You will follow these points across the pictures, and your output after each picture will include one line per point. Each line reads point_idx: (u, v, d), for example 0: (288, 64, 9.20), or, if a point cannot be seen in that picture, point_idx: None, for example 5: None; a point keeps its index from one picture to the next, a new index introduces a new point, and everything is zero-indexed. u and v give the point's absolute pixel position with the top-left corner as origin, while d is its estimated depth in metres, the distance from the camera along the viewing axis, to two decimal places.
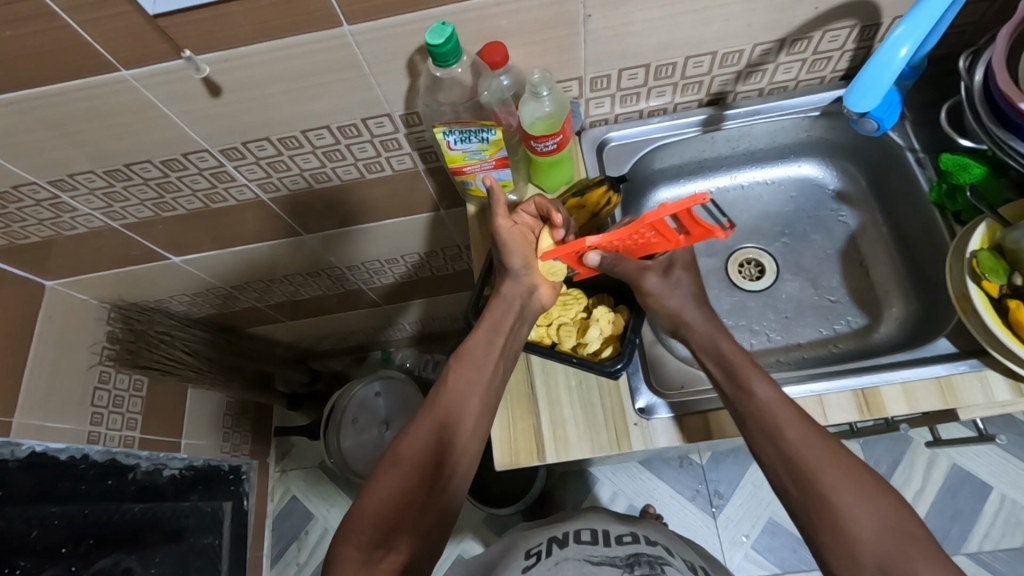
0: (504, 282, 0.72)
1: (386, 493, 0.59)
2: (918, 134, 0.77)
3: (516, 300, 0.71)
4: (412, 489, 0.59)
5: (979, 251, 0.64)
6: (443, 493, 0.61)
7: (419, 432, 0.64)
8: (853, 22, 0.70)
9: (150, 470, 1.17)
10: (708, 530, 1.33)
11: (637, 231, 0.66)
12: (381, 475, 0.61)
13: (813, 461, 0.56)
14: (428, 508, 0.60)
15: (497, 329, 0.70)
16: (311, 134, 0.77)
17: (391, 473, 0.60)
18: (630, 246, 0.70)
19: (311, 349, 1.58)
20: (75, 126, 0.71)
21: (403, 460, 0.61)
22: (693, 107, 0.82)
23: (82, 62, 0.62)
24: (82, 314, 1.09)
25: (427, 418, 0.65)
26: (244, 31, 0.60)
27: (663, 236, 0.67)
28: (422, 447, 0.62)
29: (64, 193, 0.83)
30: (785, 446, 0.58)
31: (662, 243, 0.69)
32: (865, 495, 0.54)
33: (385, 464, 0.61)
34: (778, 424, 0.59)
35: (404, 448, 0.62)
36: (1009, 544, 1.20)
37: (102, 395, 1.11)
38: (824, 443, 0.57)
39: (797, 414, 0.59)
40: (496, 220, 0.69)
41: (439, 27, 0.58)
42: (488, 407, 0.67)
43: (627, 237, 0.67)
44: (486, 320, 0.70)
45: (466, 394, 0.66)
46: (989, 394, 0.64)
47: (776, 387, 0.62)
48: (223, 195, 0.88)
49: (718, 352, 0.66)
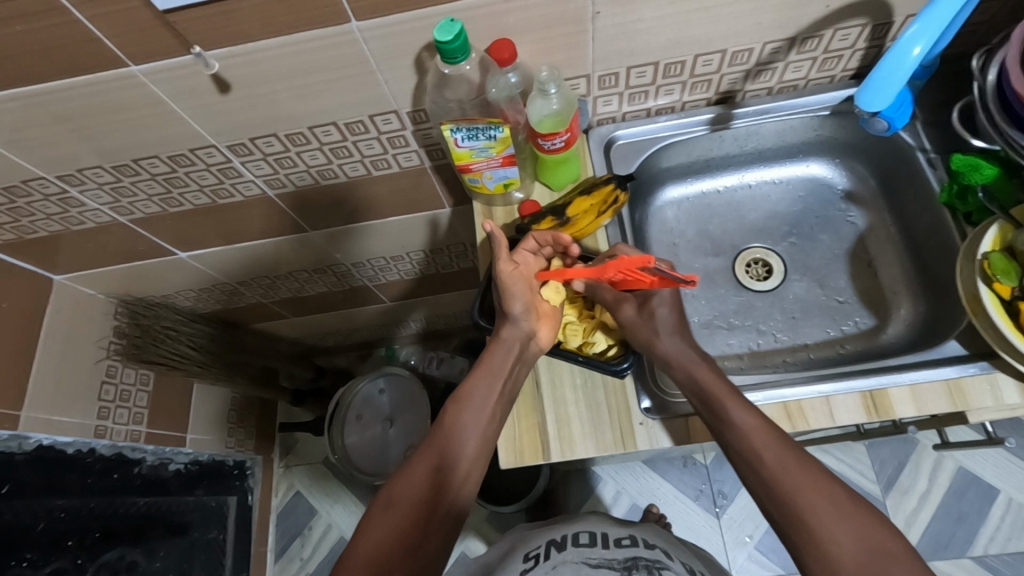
0: (503, 326, 0.71)
1: (378, 536, 0.58)
2: (929, 133, 0.76)
3: (516, 343, 0.70)
4: (404, 533, 0.58)
5: (990, 252, 0.63)
6: (434, 537, 0.59)
7: (415, 472, 0.63)
8: (865, 21, 0.69)
9: (156, 464, 1.18)
10: (711, 530, 1.33)
11: (608, 271, 0.71)
12: (375, 518, 0.60)
13: (791, 483, 0.56)
14: (419, 554, 0.58)
15: (496, 372, 0.69)
16: (318, 130, 0.77)
17: (384, 517, 0.59)
18: (613, 282, 0.74)
19: (317, 345, 1.59)
20: (83, 122, 0.71)
21: (395, 503, 0.60)
22: (702, 105, 0.82)
23: (90, 57, 0.62)
24: (90, 309, 1.10)
25: (423, 461, 0.64)
26: (251, 26, 0.60)
27: (636, 278, 0.70)
28: (415, 490, 0.61)
29: (73, 188, 0.83)
30: (763, 470, 0.58)
31: (640, 283, 0.72)
32: (841, 515, 0.53)
33: (377, 507, 0.60)
34: (753, 447, 0.59)
35: (397, 491, 0.61)
36: (1015, 548, 1.19)
37: (109, 389, 1.11)
38: (801, 466, 0.57)
39: (776, 441, 0.59)
40: (497, 264, 0.70)
41: (448, 24, 0.58)
42: (487, 450, 0.67)
43: (604, 274, 0.72)
44: (488, 363, 0.70)
45: (463, 437, 0.66)
46: (999, 397, 0.63)
47: (752, 410, 0.61)
48: (230, 191, 0.88)
49: (695, 380, 0.65)
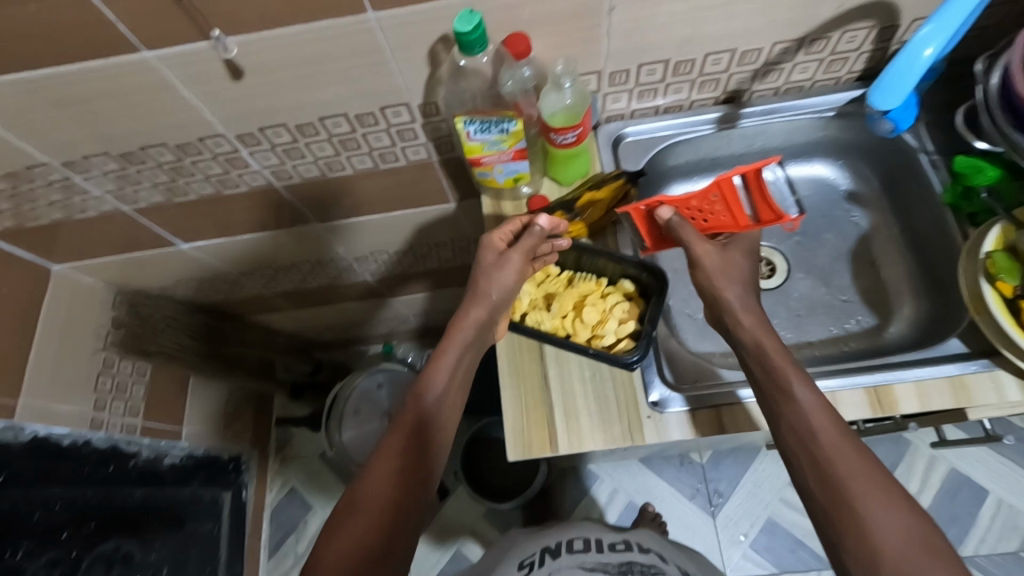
0: (468, 308, 0.70)
1: (347, 541, 0.56)
2: (932, 136, 0.77)
3: (474, 331, 0.70)
4: (372, 536, 0.57)
5: (993, 252, 0.64)
6: (403, 534, 0.58)
7: (382, 467, 0.61)
8: (872, 23, 0.70)
9: (151, 458, 1.17)
10: (707, 528, 1.34)
11: (709, 192, 0.76)
12: (340, 524, 0.58)
13: (838, 459, 0.55)
14: (389, 553, 0.57)
15: (453, 363, 0.69)
16: (328, 121, 0.77)
17: (350, 521, 0.58)
18: (699, 224, 0.77)
19: (315, 340, 1.58)
20: (90, 106, 0.70)
21: (361, 506, 0.58)
22: (709, 104, 0.83)
23: (103, 42, 0.62)
24: (88, 299, 1.08)
25: (388, 454, 0.62)
26: (269, 14, 0.60)
27: (731, 210, 0.77)
28: (380, 492, 0.59)
29: (77, 175, 0.82)
30: (812, 442, 0.57)
31: (730, 225, 0.77)
32: (883, 498, 0.52)
33: (342, 512, 0.59)
34: (808, 421, 0.58)
35: (362, 495, 0.59)
36: (1005, 548, 1.21)
37: (106, 380, 1.09)
38: (855, 451, 0.55)
39: (830, 420, 0.57)
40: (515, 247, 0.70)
41: (468, 16, 0.58)
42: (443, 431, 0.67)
43: (699, 200, 0.77)
44: (445, 353, 0.69)
45: (425, 431, 0.64)
46: (1001, 394, 0.64)
47: (813, 388, 0.60)
48: (236, 181, 0.87)
49: (761, 353, 0.63)
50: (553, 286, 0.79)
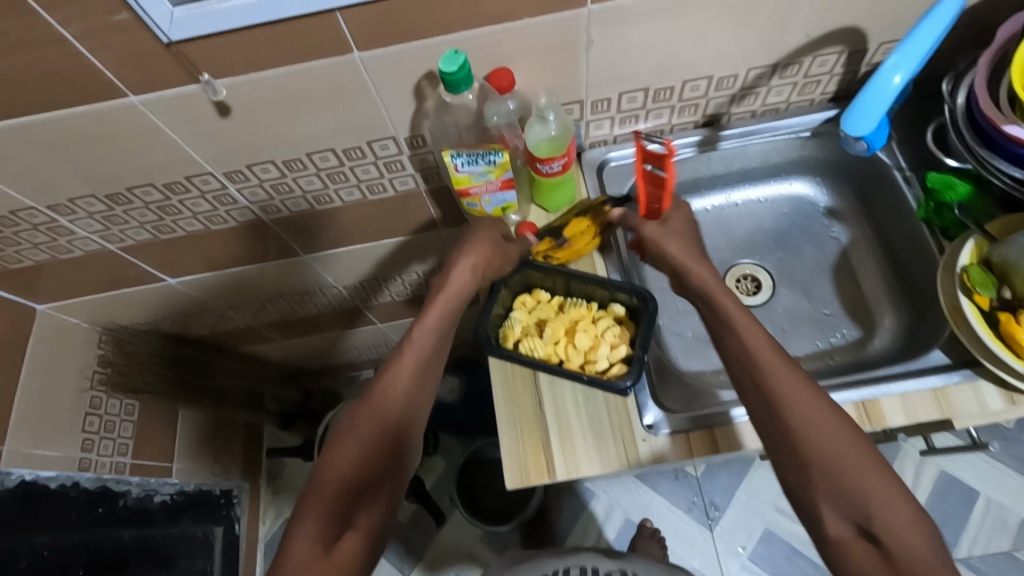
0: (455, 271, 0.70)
1: (337, 478, 0.57)
2: (904, 153, 0.80)
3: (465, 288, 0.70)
4: (363, 475, 0.58)
5: (969, 266, 0.67)
6: (392, 475, 0.60)
7: (346, 450, 0.59)
8: (842, 48, 0.73)
9: (141, 496, 1.15)
10: (704, 541, 1.34)
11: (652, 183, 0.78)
12: (331, 460, 0.59)
13: (841, 458, 0.52)
14: (377, 492, 0.59)
15: (446, 317, 0.68)
16: (315, 156, 0.77)
17: (340, 458, 0.58)
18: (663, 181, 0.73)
19: (305, 367, 1.56)
20: (76, 150, 0.71)
21: (351, 446, 0.59)
22: (689, 128, 0.84)
23: (88, 89, 0.62)
24: (73, 339, 1.07)
25: (355, 434, 0.60)
26: (255, 57, 0.61)
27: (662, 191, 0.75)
28: (370, 436, 0.60)
29: (62, 217, 0.82)
30: (809, 438, 0.53)
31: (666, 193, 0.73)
32: (888, 499, 0.50)
33: (332, 448, 0.59)
34: (794, 412, 0.55)
35: (352, 435, 0.60)
36: (996, 548, 1.23)
37: (93, 420, 1.08)
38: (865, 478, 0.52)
39: (814, 399, 0.55)
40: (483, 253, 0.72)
41: (452, 56, 0.59)
42: (419, 408, 0.64)
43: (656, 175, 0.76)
44: (439, 307, 0.68)
45: (418, 380, 0.65)
46: (983, 404, 0.66)
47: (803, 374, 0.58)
48: (223, 217, 0.88)
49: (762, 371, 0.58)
50: (545, 311, 0.80)
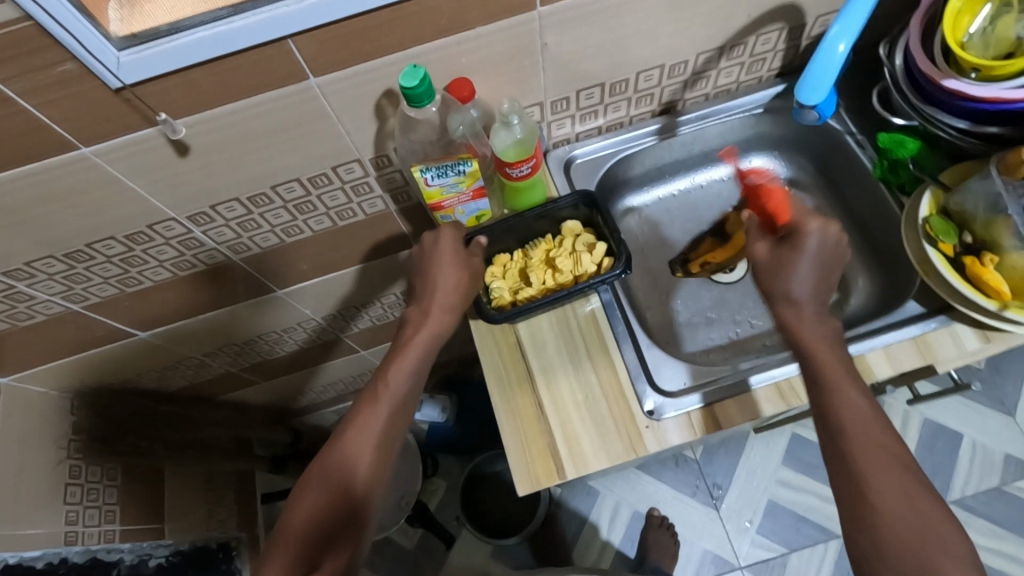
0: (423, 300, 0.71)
1: (308, 514, 0.62)
2: (854, 119, 0.83)
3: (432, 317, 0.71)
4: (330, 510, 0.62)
5: (929, 217, 0.70)
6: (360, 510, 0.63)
7: (310, 503, 0.63)
8: (782, 25, 0.76)
9: (135, 564, 1.11)
10: (713, 523, 1.35)
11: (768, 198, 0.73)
12: (304, 496, 0.63)
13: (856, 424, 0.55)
14: (346, 527, 0.62)
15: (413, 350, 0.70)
16: (281, 189, 0.76)
17: (310, 494, 0.63)
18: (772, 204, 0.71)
19: (290, 406, 1.52)
20: (29, 212, 0.68)
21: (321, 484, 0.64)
22: (647, 117, 0.86)
23: (38, 146, 0.60)
24: (42, 409, 1.01)
25: (321, 479, 0.64)
26: (211, 94, 0.60)
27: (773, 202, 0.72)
28: (337, 472, 0.64)
29: (20, 282, 0.78)
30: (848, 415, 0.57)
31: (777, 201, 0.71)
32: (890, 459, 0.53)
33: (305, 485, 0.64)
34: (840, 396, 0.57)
35: (322, 472, 0.64)
36: (987, 486, 1.28)
37: (74, 491, 1.03)
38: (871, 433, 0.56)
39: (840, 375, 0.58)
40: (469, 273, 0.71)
41: (411, 71, 0.59)
42: (388, 445, 0.67)
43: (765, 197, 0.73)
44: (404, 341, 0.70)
45: (384, 416, 0.67)
46: (960, 345, 0.68)
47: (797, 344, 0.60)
48: (192, 262, 0.85)
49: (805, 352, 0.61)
50: (516, 269, 0.80)
